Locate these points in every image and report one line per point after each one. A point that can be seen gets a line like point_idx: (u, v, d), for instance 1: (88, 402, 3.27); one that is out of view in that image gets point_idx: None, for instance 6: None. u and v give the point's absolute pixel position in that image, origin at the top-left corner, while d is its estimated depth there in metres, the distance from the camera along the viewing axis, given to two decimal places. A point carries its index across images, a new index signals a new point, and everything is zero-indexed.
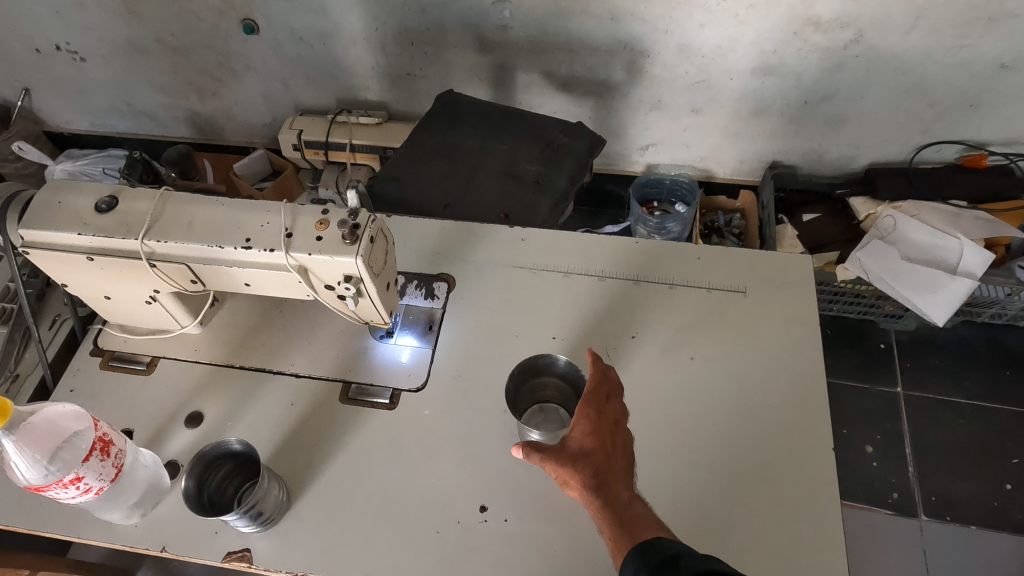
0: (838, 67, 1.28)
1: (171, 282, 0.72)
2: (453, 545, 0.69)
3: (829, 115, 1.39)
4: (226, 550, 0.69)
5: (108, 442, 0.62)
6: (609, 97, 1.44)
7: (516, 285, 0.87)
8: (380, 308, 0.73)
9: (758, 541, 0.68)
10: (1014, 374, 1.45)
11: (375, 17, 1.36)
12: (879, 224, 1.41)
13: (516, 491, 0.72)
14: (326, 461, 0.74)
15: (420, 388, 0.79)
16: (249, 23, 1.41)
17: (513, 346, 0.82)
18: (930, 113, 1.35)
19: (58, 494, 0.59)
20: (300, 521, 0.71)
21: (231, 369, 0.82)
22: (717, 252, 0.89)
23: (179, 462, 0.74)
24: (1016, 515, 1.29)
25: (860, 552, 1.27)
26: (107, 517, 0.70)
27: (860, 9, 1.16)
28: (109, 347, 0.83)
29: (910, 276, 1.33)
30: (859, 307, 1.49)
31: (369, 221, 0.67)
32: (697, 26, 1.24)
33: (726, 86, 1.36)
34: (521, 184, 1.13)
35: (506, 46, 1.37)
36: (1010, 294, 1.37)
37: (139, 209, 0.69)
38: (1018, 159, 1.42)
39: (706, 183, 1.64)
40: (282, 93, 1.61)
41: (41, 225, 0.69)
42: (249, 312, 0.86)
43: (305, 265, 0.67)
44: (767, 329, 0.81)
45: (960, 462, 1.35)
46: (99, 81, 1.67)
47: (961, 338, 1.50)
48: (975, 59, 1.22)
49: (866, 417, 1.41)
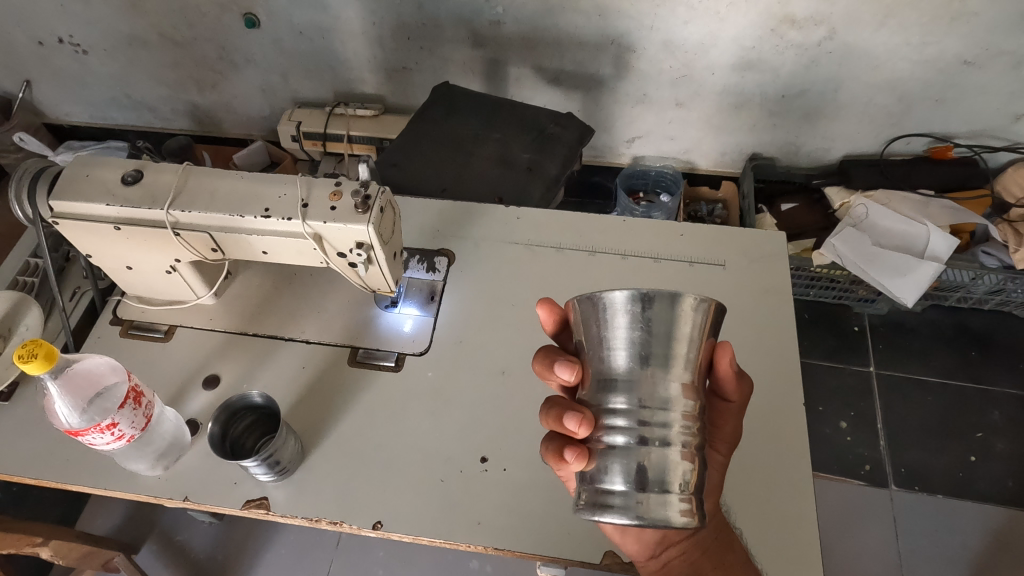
0: (813, 63, 1.36)
1: (191, 251, 0.78)
2: (456, 492, 0.75)
3: (805, 109, 1.47)
4: (245, 498, 0.74)
5: (139, 394, 0.68)
6: (597, 90, 1.51)
7: (512, 258, 0.93)
8: (388, 276, 0.79)
9: (742, 484, 0.74)
10: (979, 355, 1.53)
11: (373, 12, 1.42)
12: (852, 212, 1.49)
13: (514, 444, 0.78)
14: (337, 418, 0.80)
15: (423, 351, 0.85)
16: (250, 17, 1.47)
17: (510, 314, 0.88)
18: (899, 107, 1.43)
19: (94, 439, 0.64)
20: (314, 472, 0.76)
21: (246, 336, 0.87)
22: (698, 229, 0.95)
23: (198, 420, 0.80)
24: (980, 484, 1.37)
25: (835, 521, 1.34)
26: (132, 468, 0.75)
27: (833, 8, 1.23)
28: (127, 317, 0.88)
29: (881, 260, 1.41)
30: (835, 292, 1.57)
31: (379, 192, 0.72)
32: (681, 22, 1.31)
33: (708, 80, 1.44)
34: (515, 170, 1.19)
35: (499, 40, 1.43)
36: (974, 278, 1.46)
37: (163, 182, 0.75)
38: (982, 151, 1.50)
39: (689, 174, 1.72)
40: (281, 85, 1.67)
41: (71, 197, 0.74)
42: (260, 284, 0.91)
43: (320, 233, 0.73)
44: (745, 298, 0.88)
45: (928, 436, 1.43)
46: (100, 74, 1.71)
47: (930, 321, 1.58)
48: (940, 56, 1.30)
49: (841, 395, 1.49)
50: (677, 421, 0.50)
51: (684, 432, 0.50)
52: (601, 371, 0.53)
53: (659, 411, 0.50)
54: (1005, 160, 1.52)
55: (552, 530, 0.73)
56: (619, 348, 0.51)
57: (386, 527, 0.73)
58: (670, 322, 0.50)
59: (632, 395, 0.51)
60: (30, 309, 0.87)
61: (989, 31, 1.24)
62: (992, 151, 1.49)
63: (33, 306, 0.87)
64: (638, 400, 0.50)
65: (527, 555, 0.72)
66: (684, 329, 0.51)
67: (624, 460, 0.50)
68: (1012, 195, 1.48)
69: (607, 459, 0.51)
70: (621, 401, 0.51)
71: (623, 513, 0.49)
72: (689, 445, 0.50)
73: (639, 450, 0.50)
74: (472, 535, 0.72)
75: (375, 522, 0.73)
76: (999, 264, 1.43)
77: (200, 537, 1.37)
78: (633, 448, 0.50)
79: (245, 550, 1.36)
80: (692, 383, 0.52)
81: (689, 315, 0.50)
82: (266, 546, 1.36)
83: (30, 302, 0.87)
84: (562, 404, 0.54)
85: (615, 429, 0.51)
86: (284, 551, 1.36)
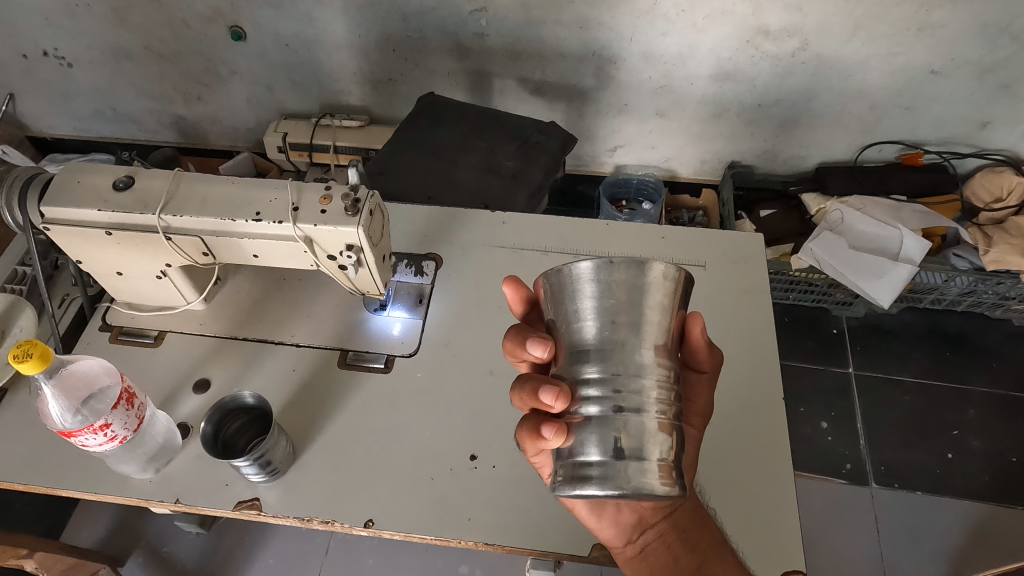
0: (788, 73, 1.40)
1: (183, 255, 0.79)
2: (446, 489, 0.76)
3: (781, 117, 1.51)
4: (237, 499, 0.75)
5: (132, 395, 0.68)
6: (580, 101, 1.54)
7: (498, 261, 0.95)
8: (377, 278, 0.80)
9: (726, 476, 0.76)
10: (954, 355, 1.57)
11: (358, 25, 1.44)
12: (828, 217, 1.53)
13: (502, 441, 0.79)
14: (328, 419, 0.81)
15: (413, 353, 0.86)
16: (237, 30, 1.49)
17: (497, 316, 0.90)
18: (871, 115, 1.48)
19: (86, 440, 0.65)
20: (305, 473, 0.77)
21: (236, 340, 0.88)
22: (679, 232, 0.98)
23: (189, 423, 0.80)
24: (957, 480, 1.40)
25: (818, 519, 1.37)
26: (123, 471, 0.76)
27: (805, 20, 1.28)
28: (117, 323, 0.89)
29: (857, 263, 1.45)
30: (813, 295, 1.61)
31: (368, 196, 0.74)
32: (659, 34, 1.35)
33: (686, 90, 1.47)
34: (500, 178, 1.22)
35: (483, 52, 1.46)
36: (947, 279, 1.51)
37: (155, 188, 0.76)
38: (951, 158, 1.56)
39: (670, 183, 1.75)
40: (267, 97, 1.68)
41: (63, 203, 0.74)
42: (250, 289, 0.92)
43: (311, 236, 0.74)
44: (725, 297, 0.91)
45: (906, 434, 1.46)
46: (85, 87, 1.71)
47: (906, 323, 1.63)
48: (908, 65, 1.35)
49: (821, 396, 1.52)
50: (651, 388, 0.49)
51: (658, 401, 0.50)
52: (572, 342, 0.53)
53: (632, 379, 0.49)
54: (973, 166, 1.58)
55: (541, 525, 0.74)
56: (587, 318, 0.51)
57: (377, 524, 0.74)
58: (637, 286, 0.50)
59: (604, 366, 0.50)
60: (23, 312, 0.88)
61: (954, 42, 1.30)
62: (961, 157, 1.55)
63: (27, 309, 0.88)
64: (609, 370, 0.50)
65: (517, 549, 0.73)
66: (654, 294, 0.51)
67: (600, 430, 0.49)
68: (980, 200, 1.53)
69: (584, 431, 0.50)
70: (593, 371, 0.50)
71: (602, 484, 0.48)
72: (665, 415, 0.50)
73: (614, 418, 0.49)
74: (462, 531, 0.73)
75: (367, 520, 0.74)
76: (970, 266, 1.48)
77: (187, 549, 1.36)
78: (608, 422, 0.49)
79: (233, 560, 1.35)
80: (664, 350, 0.51)
81: (657, 280, 0.50)
82: (254, 557, 1.36)
83: (22, 305, 0.89)
84: (538, 379, 0.54)
85: (589, 399, 0.50)
86: (272, 561, 1.35)
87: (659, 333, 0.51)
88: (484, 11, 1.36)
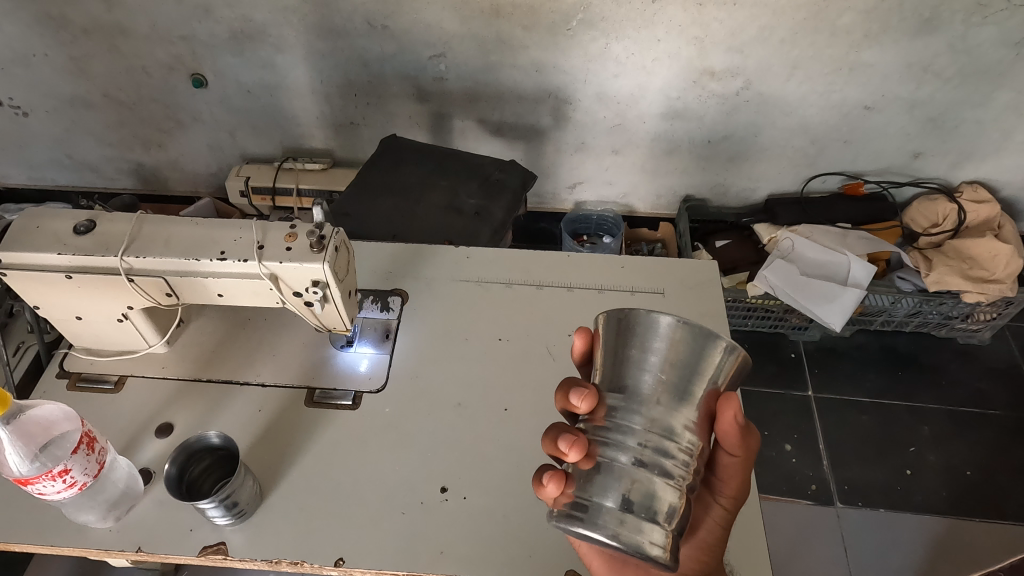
0: (733, 111, 1.48)
1: (145, 297, 0.78)
2: (417, 523, 0.75)
3: (730, 152, 1.59)
4: (202, 544, 0.73)
5: (92, 439, 0.69)
6: (538, 140, 1.60)
7: (463, 295, 0.97)
8: (344, 314, 0.81)
9: None
10: (906, 374, 1.64)
11: (320, 71, 1.47)
12: (779, 246, 1.58)
13: (473, 472, 0.79)
14: (295, 459, 0.80)
15: (380, 389, 0.86)
16: (198, 77, 1.51)
17: (463, 348, 0.91)
18: (812, 148, 1.57)
19: (44, 487, 0.65)
20: (272, 514, 0.75)
21: (199, 382, 0.87)
22: (637, 261, 1.02)
23: (151, 468, 0.78)
24: (918, 496, 1.45)
25: (786, 540, 1.39)
26: (81, 521, 0.73)
27: (746, 61, 1.36)
28: (75, 370, 0.87)
29: (809, 289, 1.50)
30: (771, 321, 1.66)
31: (333, 232, 0.75)
32: (611, 76, 1.42)
33: (640, 129, 1.54)
34: (463, 216, 1.24)
35: (443, 95, 1.50)
36: (894, 301, 1.58)
37: (117, 230, 0.76)
38: (889, 187, 1.65)
39: (629, 217, 1.81)
40: (228, 143, 1.69)
41: (21, 247, 0.74)
42: (214, 330, 0.92)
43: (276, 274, 0.75)
44: (684, 321, 0.94)
45: (867, 453, 1.51)
46: (41, 136, 1.70)
47: (860, 345, 1.69)
48: (843, 102, 1.44)
49: (784, 419, 1.56)
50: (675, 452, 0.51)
51: (671, 527, 0.51)
52: (620, 386, 0.53)
53: (637, 548, 0.49)
54: (910, 194, 1.67)
55: (517, 555, 0.73)
56: (645, 370, 0.52)
57: (348, 562, 0.72)
58: (691, 360, 0.51)
59: (621, 487, 0.50)
60: None
61: (883, 80, 1.39)
62: (898, 186, 1.64)
63: None
64: (646, 423, 0.51)
65: None
66: (705, 369, 0.52)
67: (611, 481, 0.50)
68: (919, 226, 1.61)
69: (601, 474, 0.51)
70: (625, 457, 0.51)
71: (605, 532, 0.49)
72: (673, 527, 0.51)
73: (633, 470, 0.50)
74: (435, 564, 0.72)
75: (337, 559, 0.72)
76: (914, 288, 1.54)
77: None
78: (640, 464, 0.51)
79: None
80: (698, 432, 0.53)
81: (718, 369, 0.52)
82: None
83: None
84: (560, 429, 0.55)
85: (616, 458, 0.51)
86: None
87: (694, 411, 0.52)
88: (443, 56, 1.41)
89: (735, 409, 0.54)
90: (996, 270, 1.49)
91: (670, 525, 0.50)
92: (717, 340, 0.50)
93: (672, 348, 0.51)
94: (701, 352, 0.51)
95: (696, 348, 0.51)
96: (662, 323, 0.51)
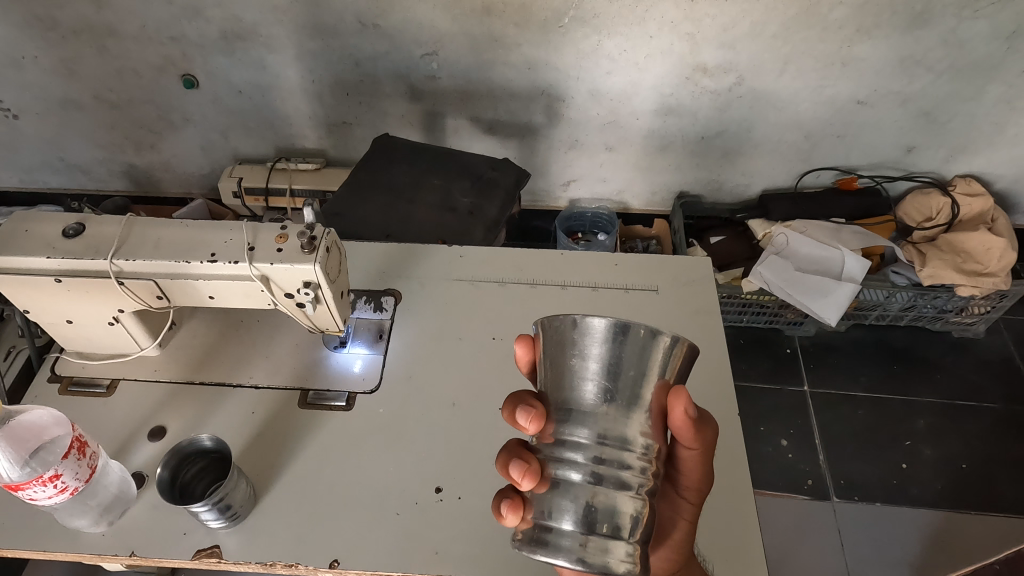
0: (726, 106, 1.48)
1: (136, 300, 0.78)
2: (412, 524, 0.75)
3: (724, 148, 1.59)
4: (196, 548, 0.72)
5: (84, 443, 0.68)
6: (532, 138, 1.59)
7: (456, 294, 0.97)
8: (336, 315, 0.81)
9: None
10: (901, 368, 1.64)
11: (312, 70, 1.47)
12: (775, 241, 1.58)
13: (468, 472, 0.78)
14: (289, 461, 0.80)
15: (374, 389, 0.86)
16: (189, 78, 1.50)
17: (457, 347, 0.91)
18: (806, 143, 1.57)
19: (35, 493, 0.64)
20: (265, 516, 0.75)
21: (192, 385, 0.86)
22: (631, 258, 1.02)
23: (144, 472, 0.78)
24: (913, 490, 1.45)
25: (783, 535, 1.39)
26: (75, 526, 0.73)
27: (738, 57, 1.36)
28: (67, 373, 0.87)
29: (804, 284, 1.50)
30: (766, 316, 1.67)
31: (324, 233, 0.75)
32: (604, 73, 1.41)
33: (633, 125, 1.54)
34: (456, 215, 1.24)
35: (436, 94, 1.50)
36: (888, 296, 1.58)
37: (106, 233, 0.75)
38: (883, 181, 1.65)
39: (624, 214, 1.81)
40: (220, 143, 1.68)
41: (10, 252, 0.73)
42: (205, 332, 0.91)
43: (267, 275, 0.74)
44: (679, 318, 0.94)
45: (862, 448, 1.51)
46: (32, 139, 1.69)
47: (855, 340, 1.69)
48: (836, 97, 1.44)
49: (780, 414, 1.56)
50: (635, 459, 0.52)
51: (637, 537, 0.52)
52: (565, 400, 0.54)
53: (604, 568, 0.50)
54: (904, 188, 1.67)
55: (512, 555, 0.72)
56: (588, 380, 0.53)
57: (342, 564, 0.72)
58: (638, 361, 0.52)
59: (579, 505, 0.51)
60: None
61: (876, 75, 1.39)
62: (892, 180, 1.64)
63: None
64: (597, 436, 0.52)
65: None
66: (650, 368, 0.53)
67: (572, 496, 0.51)
68: (913, 219, 1.62)
69: (558, 496, 0.52)
70: (575, 472, 0.52)
71: (568, 555, 0.50)
72: (639, 538, 0.52)
73: (594, 484, 0.51)
74: (429, 565, 0.71)
75: (332, 561, 0.72)
76: (908, 281, 1.57)
77: None
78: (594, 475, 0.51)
79: None
80: (652, 434, 0.53)
81: (660, 362, 0.53)
82: None
83: None
84: (512, 452, 0.55)
85: (571, 466, 0.52)
86: None
87: (648, 416, 0.53)
88: (435, 54, 1.40)
89: (685, 404, 0.53)
90: (989, 264, 1.49)
91: (635, 536, 0.52)
92: (657, 338, 0.51)
93: (621, 351, 0.52)
94: (647, 351, 0.52)
95: (637, 348, 0.52)
96: (597, 327, 0.52)
